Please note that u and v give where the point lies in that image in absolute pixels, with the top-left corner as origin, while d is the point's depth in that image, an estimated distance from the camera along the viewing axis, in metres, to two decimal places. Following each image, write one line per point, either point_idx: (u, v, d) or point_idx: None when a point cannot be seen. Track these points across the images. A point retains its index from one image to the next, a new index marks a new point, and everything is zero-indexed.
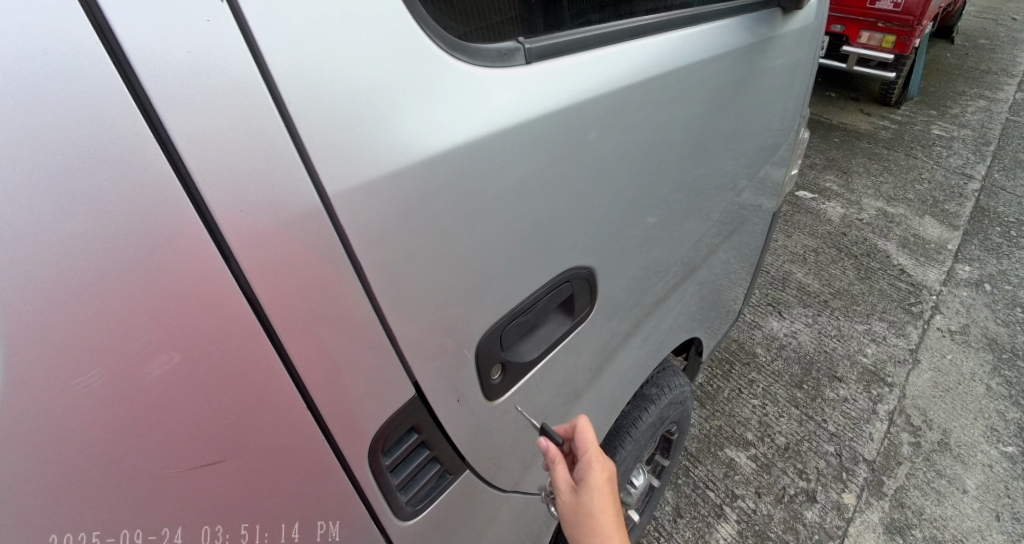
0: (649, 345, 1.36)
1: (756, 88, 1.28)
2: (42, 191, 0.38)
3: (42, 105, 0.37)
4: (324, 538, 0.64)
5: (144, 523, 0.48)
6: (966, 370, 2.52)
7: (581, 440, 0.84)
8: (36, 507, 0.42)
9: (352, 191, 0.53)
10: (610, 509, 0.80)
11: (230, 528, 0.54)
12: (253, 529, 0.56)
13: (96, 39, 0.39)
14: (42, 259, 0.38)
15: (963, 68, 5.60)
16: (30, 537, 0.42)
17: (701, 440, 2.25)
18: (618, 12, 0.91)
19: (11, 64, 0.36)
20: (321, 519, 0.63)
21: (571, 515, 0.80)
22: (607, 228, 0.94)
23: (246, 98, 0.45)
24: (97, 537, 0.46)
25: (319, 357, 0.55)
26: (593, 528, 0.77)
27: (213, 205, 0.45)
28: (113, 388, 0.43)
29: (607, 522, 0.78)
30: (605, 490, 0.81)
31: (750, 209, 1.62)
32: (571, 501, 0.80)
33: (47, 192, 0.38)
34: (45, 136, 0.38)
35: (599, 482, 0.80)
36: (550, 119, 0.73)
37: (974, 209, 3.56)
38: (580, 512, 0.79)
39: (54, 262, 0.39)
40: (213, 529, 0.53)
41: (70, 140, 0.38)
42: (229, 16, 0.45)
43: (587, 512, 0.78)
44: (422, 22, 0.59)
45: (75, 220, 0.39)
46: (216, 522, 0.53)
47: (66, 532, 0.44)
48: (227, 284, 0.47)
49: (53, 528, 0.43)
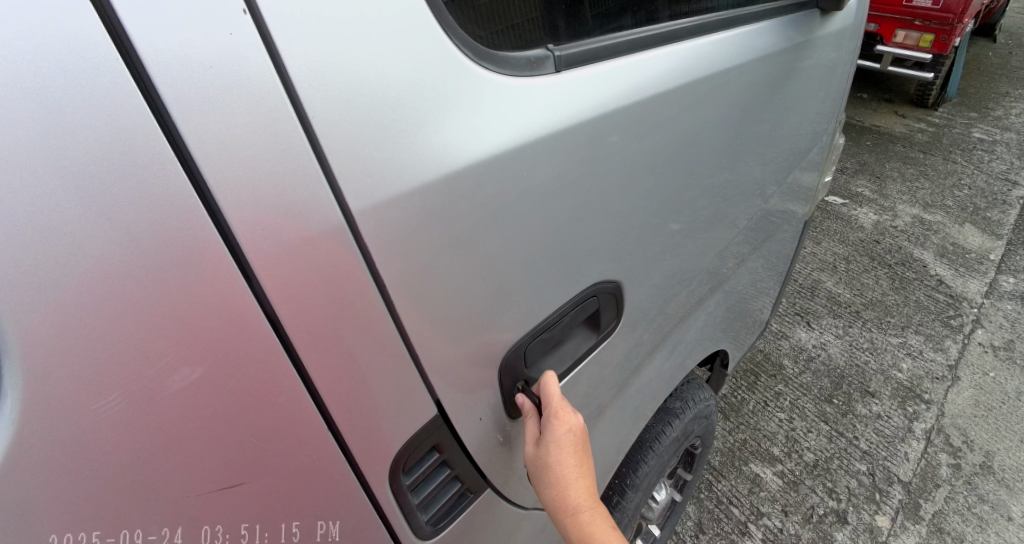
0: (674, 357, 1.32)
1: (789, 92, 1.23)
2: (51, 192, 0.36)
3: (46, 110, 0.36)
4: (323, 538, 0.59)
5: (144, 523, 0.45)
6: (1011, 388, 2.40)
7: (545, 394, 0.76)
8: (42, 535, 0.41)
9: (376, 208, 0.51)
10: (572, 461, 0.76)
11: (230, 528, 0.51)
12: (254, 529, 0.53)
13: (115, 52, 0.38)
14: (47, 276, 0.37)
15: (1006, 68, 5.36)
16: (31, 536, 0.40)
17: (724, 453, 2.19)
18: (648, 17, 0.88)
19: (14, 69, 0.34)
20: (322, 519, 0.58)
21: (534, 465, 0.77)
22: (632, 237, 0.91)
23: (267, 110, 0.44)
24: (98, 537, 0.43)
25: (342, 379, 0.54)
26: (553, 483, 0.75)
27: (236, 226, 0.44)
28: (131, 412, 0.42)
29: (567, 475, 0.75)
30: (568, 445, 0.75)
31: (780, 216, 1.57)
32: (533, 452, 0.77)
33: (58, 195, 0.37)
34: (56, 141, 0.36)
35: (560, 439, 0.74)
36: (578, 127, 0.70)
37: (1020, 217, 3.40)
38: (541, 465, 0.76)
39: (69, 274, 0.38)
40: (213, 529, 0.50)
41: (82, 148, 0.37)
42: (253, 30, 0.43)
43: (548, 468, 0.75)
44: (450, 30, 0.57)
45: (83, 220, 0.38)
46: (217, 522, 0.50)
47: (66, 533, 0.42)
48: (251, 306, 0.46)
49: (54, 528, 0.41)
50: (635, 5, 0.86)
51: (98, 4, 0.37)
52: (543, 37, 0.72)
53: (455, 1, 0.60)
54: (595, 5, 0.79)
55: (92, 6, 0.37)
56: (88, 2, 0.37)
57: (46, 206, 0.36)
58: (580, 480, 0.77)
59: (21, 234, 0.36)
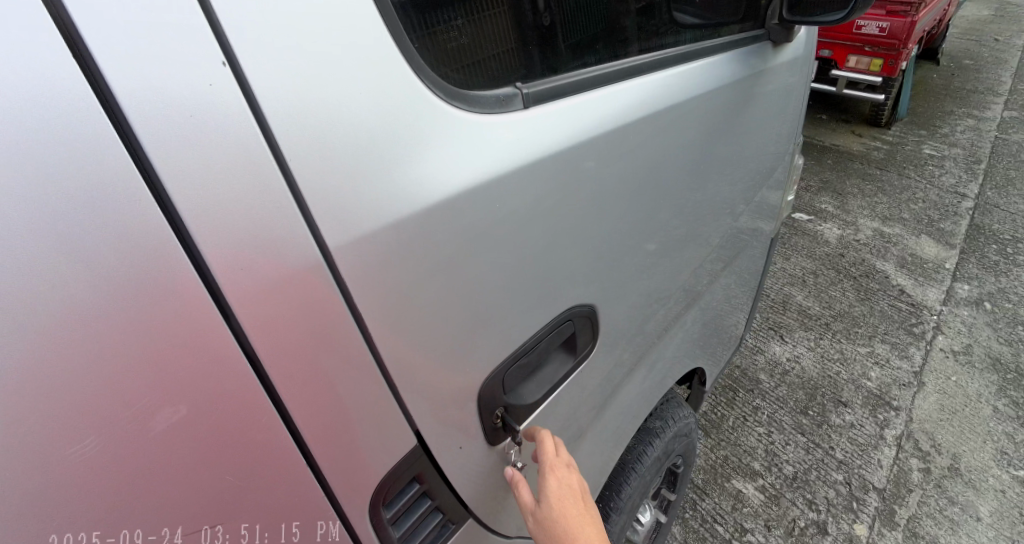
0: (653, 376, 1.34)
1: (750, 117, 1.30)
2: (37, 222, 0.37)
3: (36, 142, 0.37)
4: (324, 538, 0.60)
5: (144, 523, 0.46)
6: (972, 391, 2.50)
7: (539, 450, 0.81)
8: (41, 535, 0.41)
9: (352, 244, 0.52)
10: (576, 510, 0.79)
11: (230, 528, 0.52)
12: (254, 529, 0.53)
13: (89, 90, 0.38)
14: (30, 310, 0.37)
15: (950, 88, 5.70)
16: (29, 537, 0.41)
17: (707, 470, 2.21)
18: (612, 53, 0.92)
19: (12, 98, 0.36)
20: (321, 519, 0.59)
21: (538, 527, 0.78)
22: (606, 261, 0.93)
23: (244, 150, 0.45)
24: (97, 537, 0.44)
25: (322, 416, 0.54)
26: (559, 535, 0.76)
27: (213, 267, 0.45)
28: (107, 453, 0.42)
29: (570, 523, 0.77)
30: (569, 495, 0.80)
31: (748, 234, 1.63)
32: (535, 515, 0.78)
33: (41, 226, 0.37)
34: (42, 173, 0.37)
35: (556, 485, 0.79)
36: (549, 159, 0.73)
37: (970, 227, 3.58)
38: (544, 521, 0.77)
39: (50, 310, 0.38)
40: (213, 529, 0.50)
41: (64, 181, 0.38)
42: (231, 79, 0.44)
43: (551, 519, 0.77)
44: (421, 72, 0.59)
45: (66, 253, 0.38)
46: (217, 522, 0.50)
47: (66, 532, 0.43)
48: (228, 345, 0.46)
49: (53, 528, 0.42)
50: (602, 40, 0.90)
51: (72, 43, 0.38)
52: (514, 70, 0.75)
53: (423, 37, 0.62)
54: (568, 35, 0.83)
55: (65, 44, 0.37)
56: (64, 43, 0.37)
57: (21, 245, 0.37)
58: (586, 529, 0.78)
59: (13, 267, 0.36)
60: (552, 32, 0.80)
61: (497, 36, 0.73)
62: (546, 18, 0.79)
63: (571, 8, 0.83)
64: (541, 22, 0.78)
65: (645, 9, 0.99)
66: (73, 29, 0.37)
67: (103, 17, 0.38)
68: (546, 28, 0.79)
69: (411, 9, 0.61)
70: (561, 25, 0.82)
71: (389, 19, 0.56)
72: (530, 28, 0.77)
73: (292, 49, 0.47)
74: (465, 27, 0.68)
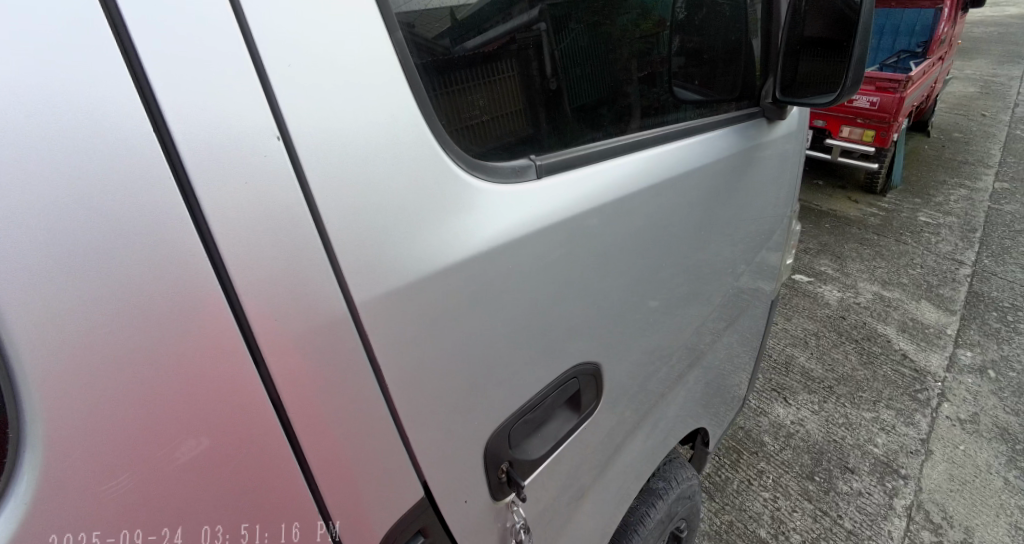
0: (656, 434, 1.34)
1: (748, 184, 1.37)
2: (92, 259, 0.40)
3: (97, 184, 0.40)
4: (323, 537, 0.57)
5: (145, 521, 0.45)
6: (981, 461, 2.44)
7: None
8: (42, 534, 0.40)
9: (376, 298, 0.56)
10: None
11: (230, 527, 0.50)
12: (254, 529, 0.51)
13: (160, 150, 0.43)
14: (83, 348, 0.40)
15: (941, 159, 5.91)
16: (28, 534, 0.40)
17: (711, 537, 2.14)
18: (619, 125, 0.99)
19: (81, 143, 0.39)
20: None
21: None
22: (611, 318, 0.97)
23: (287, 211, 0.49)
24: (98, 536, 0.43)
25: (336, 459, 0.56)
26: None
27: (253, 317, 0.48)
28: (136, 490, 0.44)
29: None
30: None
31: (749, 294, 1.66)
32: None
33: (94, 262, 0.40)
34: (102, 212, 0.40)
35: None
36: (558, 220, 0.78)
37: (969, 294, 3.61)
38: None
39: (102, 348, 0.41)
40: (213, 529, 0.49)
41: (121, 223, 0.41)
42: (284, 153, 0.49)
43: None
44: (447, 146, 0.65)
45: (121, 292, 0.41)
46: (217, 521, 0.49)
47: (68, 531, 0.42)
48: (256, 391, 0.49)
49: (53, 526, 0.41)
50: (607, 101, 0.97)
51: (152, 116, 0.42)
52: (520, 130, 0.81)
53: (441, 95, 0.68)
54: (573, 100, 0.90)
55: (146, 116, 0.42)
56: (143, 107, 0.42)
57: (73, 277, 0.39)
58: None
59: (70, 302, 0.39)
60: (558, 96, 0.87)
61: (507, 98, 0.79)
62: (553, 82, 0.86)
63: (576, 75, 0.90)
64: (548, 86, 0.85)
65: (648, 78, 1.06)
66: (154, 103, 0.42)
67: (184, 96, 0.43)
68: (553, 91, 0.86)
69: (432, 70, 0.67)
70: (567, 89, 0.89)
71: (418, 90, 0.62)
72: (537, 91, 0.84)
73: (329, 116, 0.52)
74: (479, 87, 0.74)
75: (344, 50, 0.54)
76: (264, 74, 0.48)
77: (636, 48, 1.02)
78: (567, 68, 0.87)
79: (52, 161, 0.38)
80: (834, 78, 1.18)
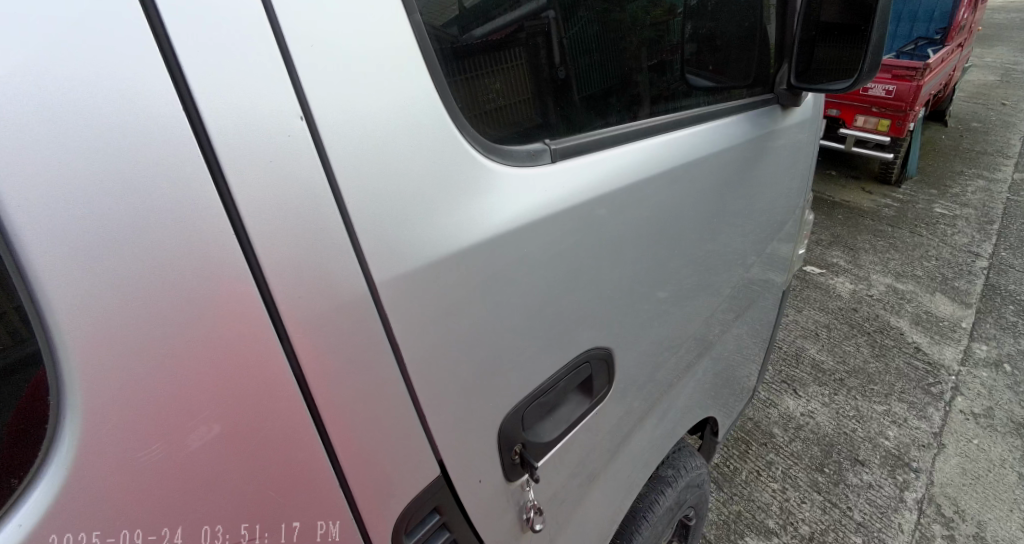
0: (665, 423, 1.35)
1: (760, 172, 1.36)
2: (119, 241, 0.41)
3: (123, 166, 0.41)
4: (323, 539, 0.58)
5: (147, 522, 0.46)
6: (995, 455, 2.43)
7: None
8: (72, 515, 0.42)
9: (395, 279, 0.57)
10: None
11: (231, 528, 0.51)
12: (255, 530, 0.52)
13: (190, 132, 0.44)
14: (116, 321, 0.41)
15: (959, 150, 5.80)
16: (58, 516, 0.41)
17: (719, 526, 2.15)
18: (630, 111, 0.99)
19: (105, 123, 0.40)
20: (326, 530, 0.58)
21: None
22: (622, 305, 0.97)
23: (311, 192, 0.50)
24: (99, 537, 0.43)
25: (356, 436, 0.57)
26: None
27: (278, 296, 0.49)
28: (163, 461, 0.45)
29: None
30: None
31: (760, 284, 1.66)
32: None
33: (122, 243, 0.41)
34: (129, 193, 0.41)
35: None
36: (572, 205, 0.78)
37: (986, 287, 3.56)
38: None
39: (136, 321, 0.42)
40: (215, 528, 0.50)
41: (146, 204, 0.42)
42: (307, 135, 0.50)
43: None
44: (463, 129, 0.66)
45: (151, 270, 0.42)
46: (218, 522, 0.50)
47: (67, 532, 0.42)
48: (280, 367, 0.50)
49: (89, 506, 0.42)
50: (619, 90, 0.97)
51: (182, 97, 0.43)
52: (533, 115, 0.81)
53: (456, 82, 0.68)
54: (583, 88, 0.90)
55: (177, 99, 0.43)
56: (173, 90, 0.43)
57: (103, 257, 0.40)
58: None
59: (103, 278, 0.40)
60: (567, 84, 0.87)
61: (520, 84, 0.79)
62: (563, 71, 0.85)
63: (585, 63, 0.89)
64: (557, 74, 0.85)
65: (658, 67, 1.06)
66: (184, 85, 0.43)
67: (212, 78, 0.44)
68: (562, 80, 0.86)
69: (447, 56, 0.67)
70: (576, 78, 0.88)
71: (434, 74, 0.63)
72: (546, 79, 0.83)
73: (344, 97, 0.52)
74: (492, 74, 0.75)
75: (359, 34, 0.54)
76: (289, 56, 0.49)
77: (647, 36, 1.02)
78: (576, 57, 0.87)
79: (75, 146, 0.39)
80: (851, 63, 1.16)
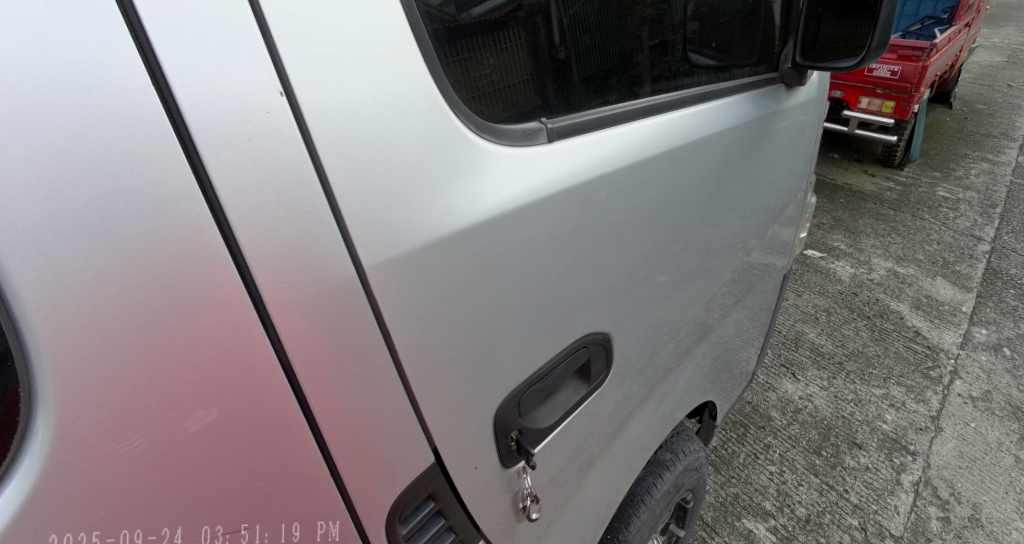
0: (663, 408, 1.34)
1: (764, 153, 1.33)
2: (97, 229, 0.39)
3: (99, 148, 0.39)
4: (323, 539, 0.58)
5: (144, 522, 0.45)
6: (992, 438, 2.43)
7: None
8: (56, 515, 0.41)
9: (384, 264, 0.55)
10: None
11: (230, 527, 0.51)
12: (254, 528, 0.52)
13: (164, 113, 0.42)
14: (91, 308, 0.40)
15: (964, 132, 5.73)
16: (42, 514, 0.40)
17: (717, 507, 2.17)
18: (631, 92, 0.96)
19: (77, 102, 0.38)
20: (322, 519, 0.58)
21: None
22: (621, 289, 0.95)
23: (294, 175, 0.48)
24: (98, 537, 0.43)
25: (347, 425, 0.56)
26: None
27: (259, 279, 0.47)
28: (151, 453, 0.44)
29: None
30: None
31: (761, 268, 1.64)
32: None
33: (100, 230, 0.39)
34: (107, 179, 0.39)
35: None
36: (569, 188, 0.76)
37: (987, 271, 3.54)
38: None
39: (115, 308, 0.41)
40: (213, 529, 0.50)
41: (126, 191, 0.40)
42: (291, 120, 0.48)
43: None
44: (456, 108, 0.63)
45: (131, 255, 0.41)
46: (216, 522, 0.50)
47: (66, 533, 0.42)
48: (265, 352, 0.49)
49: (75, 503, 0.41)
50: (619, 70, 0.94)
51: (153, 74, 0.41)
52: (531, 95, 0.78)
53: (452, 63, 0.65)
54: (583, 68, 0.87)
55: (147, 74, 0.41)
56: (141, 63, 0.40)
57: (79, 245, 0.39)
58: None
59: (76, 267, 0.38)
60: (566, 64, 0.83)
61: (518, 64, 0.76)
62: (562, 51, 0.82)
63: (585, 42, 0.86)
64: (556, 55, 0.81)
65: (660, 47, 1.02)
66: (155, 62, 0.41)
67: (185, 54, 0.42)
68: (562, 61, 0.82)
69: (442, 37, 0.65)
70: (576, 58, 0.85)
71: (427, 54, 0.60)
72: (545, 59, 0.80)
73: (330, 76, 0.50)
74: (489, 54, 0.72)
75: (342, 10, 0.51)
76: (269, 37, 0.47)
77: (648, 15, 0.98)
78: (575, 37, 0.84)
79: (34, 127, 0.36)
80: (859, 41, 1.12)
